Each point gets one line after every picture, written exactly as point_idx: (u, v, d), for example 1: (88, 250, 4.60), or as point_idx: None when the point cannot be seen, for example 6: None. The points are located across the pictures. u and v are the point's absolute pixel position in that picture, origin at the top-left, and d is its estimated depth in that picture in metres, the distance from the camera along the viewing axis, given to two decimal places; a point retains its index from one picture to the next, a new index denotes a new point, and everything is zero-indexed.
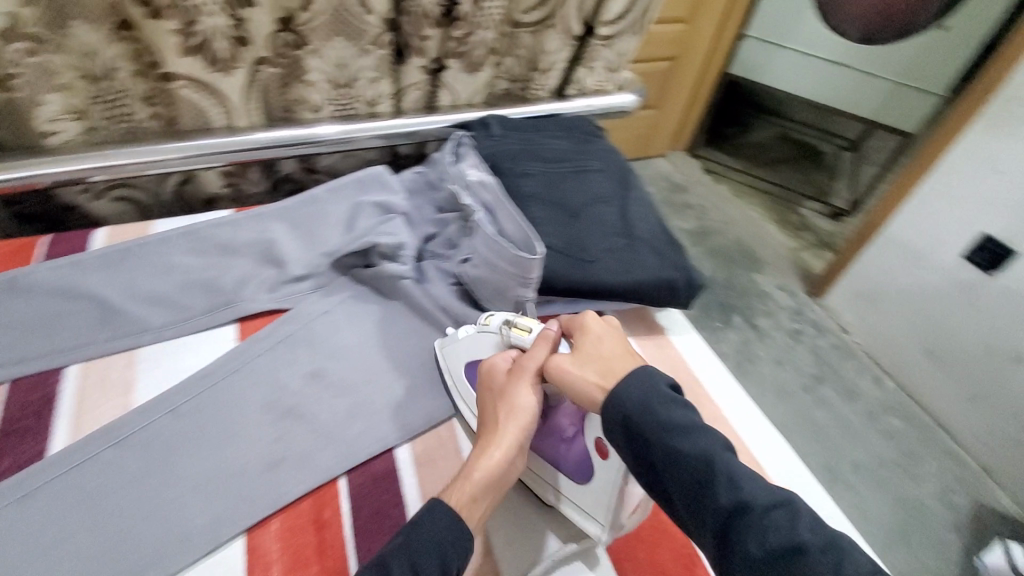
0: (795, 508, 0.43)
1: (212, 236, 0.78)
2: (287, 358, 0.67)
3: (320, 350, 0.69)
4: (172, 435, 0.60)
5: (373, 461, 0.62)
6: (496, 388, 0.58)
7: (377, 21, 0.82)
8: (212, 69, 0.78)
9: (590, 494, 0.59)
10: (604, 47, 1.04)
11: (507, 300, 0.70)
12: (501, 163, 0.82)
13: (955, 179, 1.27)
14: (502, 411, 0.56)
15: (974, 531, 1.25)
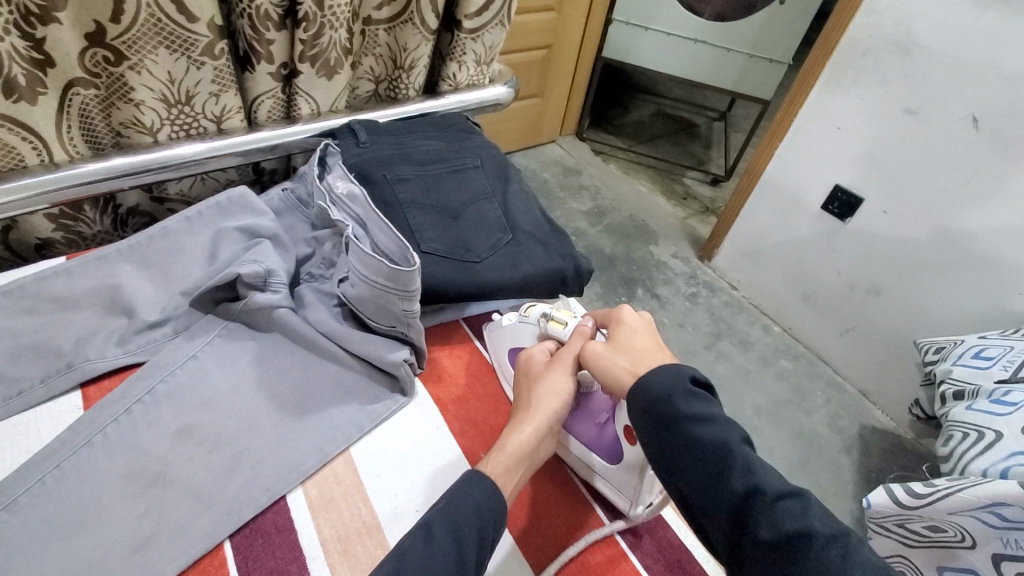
0: (808, 502, 0.46)
1: (40, 290, 0.67)
2: (150, 418, 0.59)
3: (187, 402, 0.61)
4: (9, 534, 0.50)
5: (262, 516, 0.56)
6: (535, 373, 0.64)
7: (206, 28, 0.74)
8: (12, 100, 0.67)
9: (619, 472, 0.65)
10: (472, 40, 1.02)
11: (394, 316, 0.66)
12: (372, 171, 0.78)
13: (805, 138, 1.40)
14: (538, 391, 0.62)
15: (860, 449, 1.39)
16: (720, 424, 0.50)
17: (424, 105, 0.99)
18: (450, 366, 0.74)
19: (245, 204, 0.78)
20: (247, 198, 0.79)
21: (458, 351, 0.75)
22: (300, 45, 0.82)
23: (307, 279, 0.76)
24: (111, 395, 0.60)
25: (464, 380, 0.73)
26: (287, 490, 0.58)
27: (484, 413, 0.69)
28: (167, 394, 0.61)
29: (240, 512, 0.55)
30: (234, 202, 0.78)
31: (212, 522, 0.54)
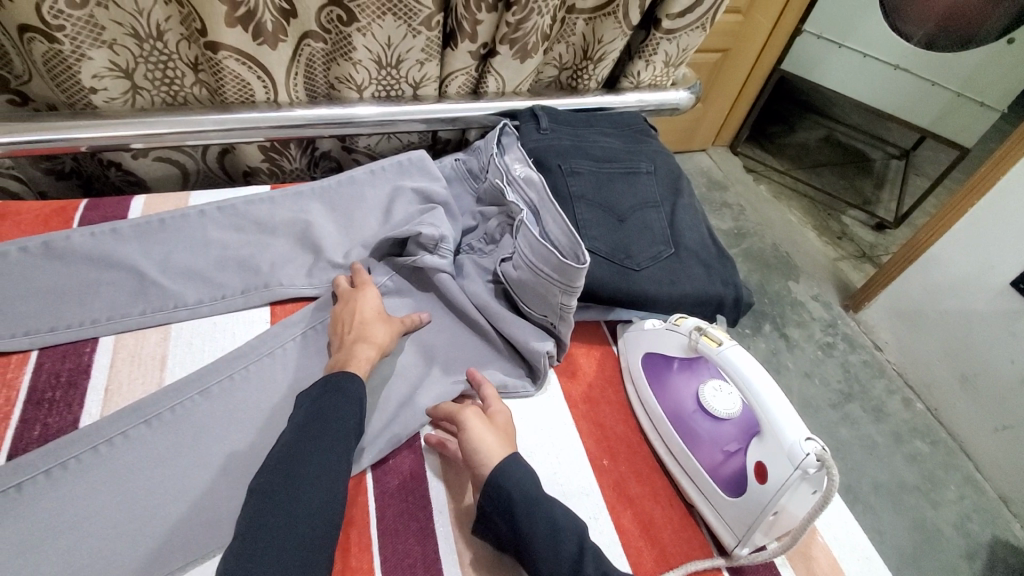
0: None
1: (249, 212, 0.77)
2: (320, 347, 0.68)
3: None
4: (202, 417, 0.60)
5: (400, 459, 0.61)
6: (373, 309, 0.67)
7: (430, 2, 0.78)
8: (259, 44, 0.75)
9: (734, 507, 0.56)
10: (667, 40, 0.98)
11: (546, 304, 0.67)
12: (548, 159, 0.79)
13: (1011, 202, 1.20)
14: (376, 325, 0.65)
15: (991, 562, 1.20)
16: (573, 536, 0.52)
17: (604, 98, 0.98)
18: (584, 364, 0.73)
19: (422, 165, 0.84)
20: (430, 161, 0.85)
21: (595, 351, 0.74)
22: (505, 26, 0.84)
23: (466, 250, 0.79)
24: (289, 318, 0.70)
25: (593, 378, 0.71)
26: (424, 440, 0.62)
27: (609, 413, 0.68)
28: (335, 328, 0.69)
29: (383, 449, 0.60)
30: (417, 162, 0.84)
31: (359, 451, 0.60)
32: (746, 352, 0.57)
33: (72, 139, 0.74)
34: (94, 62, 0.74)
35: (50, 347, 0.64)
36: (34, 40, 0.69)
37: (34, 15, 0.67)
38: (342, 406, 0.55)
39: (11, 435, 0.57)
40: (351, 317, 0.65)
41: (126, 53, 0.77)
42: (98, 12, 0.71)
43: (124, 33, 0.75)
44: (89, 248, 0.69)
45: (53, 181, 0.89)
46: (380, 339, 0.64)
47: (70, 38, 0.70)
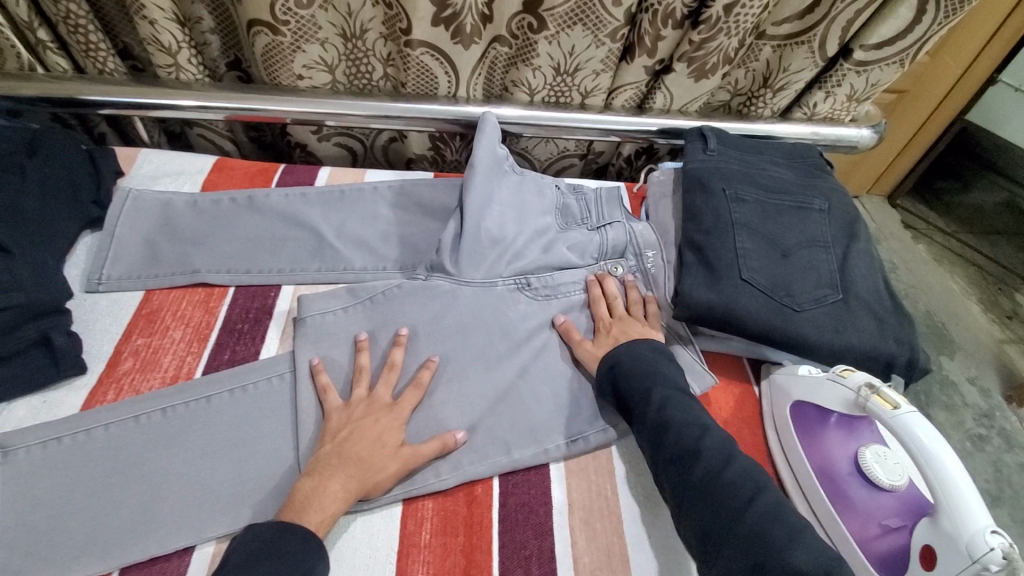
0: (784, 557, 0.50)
1: (415, 194, 0.82)
2: (435, 344, 0.67)
3: (467, 343, 0.67)
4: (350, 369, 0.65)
5: (528, 474, 0.61)
6: (370, 434, 0.57)
7: (619, 14, 0.79)
8: (454, 42, 0.81)
9: None
10: (855, 73, 0.91)
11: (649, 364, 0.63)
12: (712, 182, 0.76)
13: None
14: (363, 452, 0.56)
15: None
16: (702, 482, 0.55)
17: (775, 127, 0.94)
18: (721, 398, 0.69)
19: (491, 133, 0.81)
20: (521, 173, 0.84)
21: (734, 387, 0.70)
22: (688, 44, 0.83)
23: (524, 285, 0.73)
24: (359, 322, 0.67)
25: (730, 416, 0.67)
26: (551, 462, 0.62)
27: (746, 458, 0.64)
28: (452, 336, 0.67)
29: (512, 462, 0.60)
30: (495, 167, 0.81)
31: (487, 459, 0.60)
32: (928, 422, 0.51)
33: (279, 112, 0.84)
34: (308, 55, 0.85)
35: (244, 286, 0.73)
36: (261, 32, 0.80)
37: (268, 11, 0.77)
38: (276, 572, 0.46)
39: (208, 354, 0.66)
40: (342, 437, 0.57)
41: (334, 51, 0.86)
42: (319, 15, 0.80)
43: (335, 33, 0.84)
44: (283, 206, 0.78)
45: (256, 150, 1.04)
46: (356, 474, 0.54)
47: (291, 32, 0.80)
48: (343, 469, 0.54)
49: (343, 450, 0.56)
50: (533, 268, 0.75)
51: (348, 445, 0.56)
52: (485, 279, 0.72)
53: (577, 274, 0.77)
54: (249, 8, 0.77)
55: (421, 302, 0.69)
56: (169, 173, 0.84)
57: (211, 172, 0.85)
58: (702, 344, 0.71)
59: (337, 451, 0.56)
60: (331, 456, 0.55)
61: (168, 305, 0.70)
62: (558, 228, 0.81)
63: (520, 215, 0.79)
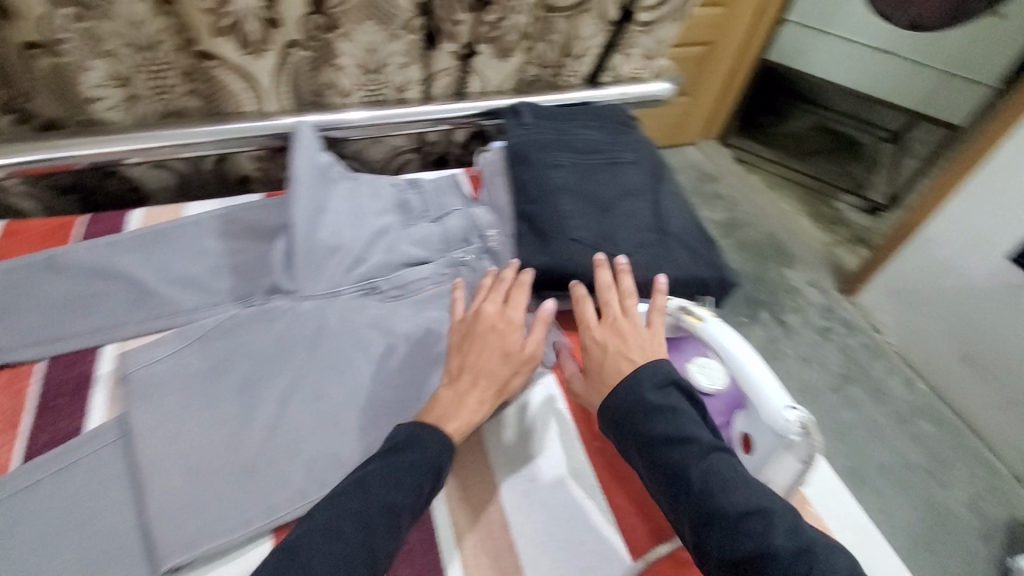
0: (773, 514, 0.49)
1: (243, 219, 0.79)
2: (280, 369, 0.64)
3: (319, 359, 0.65)
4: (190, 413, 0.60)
5: None
6: (490, 332, 0.65)
7: (407, 4, 0.80)
8: (245, 52, 0.79)
9: None
10: (642, 33, 1.00)
11: (657, 416, 0.55)
12: (530, 153, 0.80)
13: (1004, 178, 1.21)
14: (473, 360, 0.63)
15: (995, 536, 1.24)
16: (730, 486, 0.51)
17: (587, 95, 0.99)
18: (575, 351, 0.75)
19: (308, 145, 0.79)
20: (352, 177, 0.83)
21: None
22: (484, 26, 0.86)
23: (370, 290, 0.74)
24: (197, 364, 0.64)
25: None
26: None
27: None
28: (303, 356, 0.66)
29: None
30: (321, 177, 0.79)
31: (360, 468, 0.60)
32: (726, 325, 0.61)
33: (71, 158, 0.77)
34: (95, 72, 0.77)
35: (58, 357, 0.66)
36: (37, 56, 0.73)
37: (39, 30, 0.70)
38: (416, 464, 0.55)
39: (21, 442, 0.59)
40: (477, 352, 0.64)
41: (125, 63, 0.78)
42: (97, 26, 0.73)
43: (122, 44, 0.76)
44: (90, 261, 0.71)
45: (54, 197, 0.90)
46: (491, 388, 0.63)
47: (73, 51, 0.74)
48: (474, 386, 0.62)
49: (464, 359, 0.63)
50: (379, 270, 0.75)
51: (465, 351, 0.64)
52: (327, 290, 0.71)
53: (426, 269, 0.78)
54: (20, 30, 0.70)
55: (264, 330, 0.67)
56: None
57: None
58: (551, 306, 0.77)
59: (464, 365, 0.63)
60: (459, 369, 0.63)
61: None
62: (399, 226, 0.82)
63: (356, 220, 0.78)
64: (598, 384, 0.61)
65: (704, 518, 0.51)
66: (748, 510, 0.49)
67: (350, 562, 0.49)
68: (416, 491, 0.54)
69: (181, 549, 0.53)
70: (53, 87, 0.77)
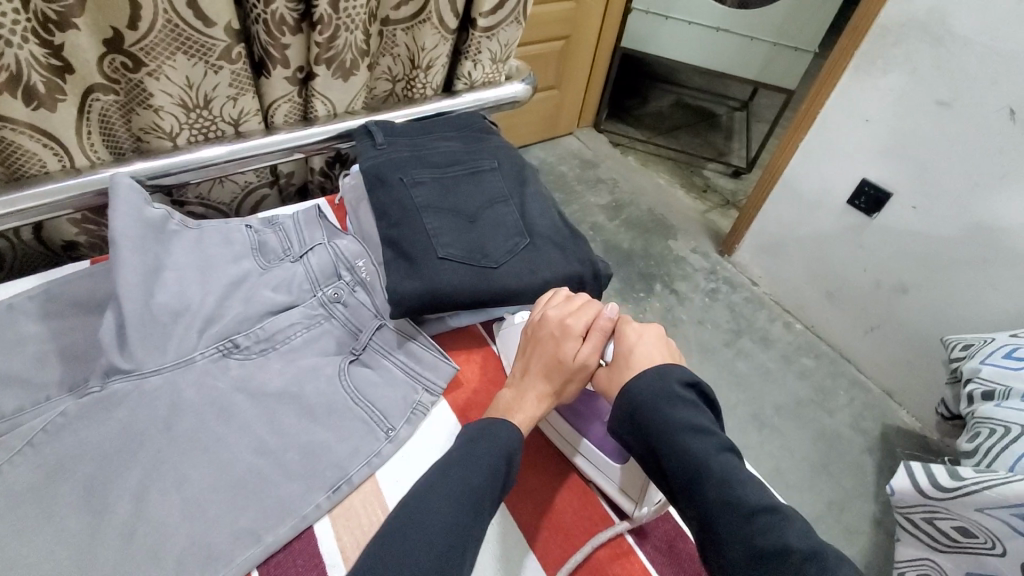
0: (788, 518, 0.49)
1: (65, 294, 0.69)
2: (129, 465, 0.56)
3: (177, 440, 0.58)
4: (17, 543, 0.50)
5: (292, 545, 0.57)
6: (551, 334, 0.64)
7: (223, 33, 0.73)
8: (33, 107, 0.67)
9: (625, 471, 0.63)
10: (486, 38, 0.99)
11: (679, 406, 0.55)
12: (388, 174, 0.77)
13: (832, 133, 1.36)
14: (538, 359, 0.64)
15: (882, 448, 1.38)
16: (751, 484, 0.51)
17: (442, 104, 0.98)
18: (466, 372, 0.74)
19: (131, 198, 0.70)
20: (195, 228, 0.75)
21: (475, 356, 0.76)
22: (316, 47, 0.81)
23: (230, 349, 0.67)
24: (21, 478, 0.54)
25: (477, 385, 0.73)
26: (312, 522, 0.58)
27: None
28: (158, 441, 0.58)
29: (272, 542, 0.55)
30: (156, 235, 0.70)
31: (243, 552, 0.54)
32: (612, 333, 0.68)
33: None
34: None
35: None
36: None
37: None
38: (491, 447, 0.56)
39: None
40: (557, 351, 0.63)
41: None
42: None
43: None
44: None
45: None
46: (554, 384, 0.63)
47: None
48: (534, 381, 0.63)
49: (531, 361, 0.64)
50: (238, 324, 0.69)
51: (538, 352, 0.64)
52: (178, 358, 0.64)
53: (294, 314, 0.72)
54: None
55: (104, 421, 0.58)
56: None
57: None
58: (432, 329, 0.76)
59: (527, 366, 0.64)
60: (521, 372, 0.65)
61: None
62: (258, 271, 0.75)
63: (204, 274, 0.71)
64: (616, 378, 0.60)
65: (718, 510, 0.50)
66: (765, 506, 0.49)
67: (438, 541, 0.48)
68: (494, 471, 0.54)
69: None
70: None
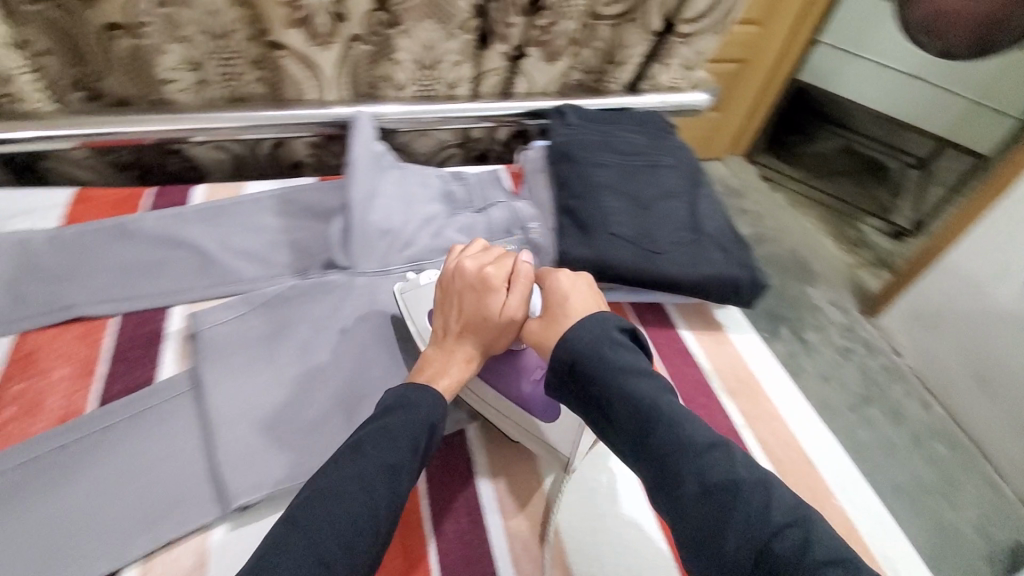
0: (733, 450, 0.47)
1: (300, 199, 0.83)
2: (334, 340, 0.69)
3: (371, 331, 0.70)
4: (250, 376, 0.64)
5: None
6: (471, 287, 0.62)
7: (466, 6, 0.85)
8: (312, 43, 0.84)
9: (556, 429, 0.65)
10: (683, 44, 1.03)
11: (619, 349, 0.52)
12: (576, 151, 0.85)
13: None
14: (466, 311, 0.62)
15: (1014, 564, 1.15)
16: (688, 421, 0.49)
17: (626, 100, 1.03)
18: None
19: (365, 133, 0.84)
20: (402, 167, 0.87)
21: None
22: (535, 30, 0.91)
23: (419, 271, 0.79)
24: (260, 327, 0.69)
25: None
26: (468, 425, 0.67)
27: None
28: (357, 328, 0.70)
29: None
30: (376, 166, 0.84)
31: None
32: None
33: (133, 133, 0.82)
34: (171, 56, 0.83)
35: (131, 314, 0.71)
36: (121, 36, 0.79)
37: (122, 12, 0.77)
38: (406, 425, 0.52)
39: (99, 387, 0.64)
40: (477, 307, 0.61)
41: (200, 48, 0.84)
42: (178, 13, 0.79)
43: (199, 31, 0.82)
44: (157, 230, 0.76)
45: (116, 172, 0.96)
46: (489, 339, 0.62)
47: (154, 34, 0.80)
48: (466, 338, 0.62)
49: (455, 313, 0.63)
50: (426, 254, 0.80)
51: (461, 307, 0.63)
52: (380, 268, 0.77)
53: None
54: (103, 9, 0.76)
55: (319, 300, 0.72)
56: (23, 212, 0.78)
57: (72, 205, 0.80)
58: None
59: (458, 318, 0.63)
60: (450, 324, 0.63)
61: (45, 346, 0.66)
62: (445, 214, 0.86)
63: (407, 206, 0.83)
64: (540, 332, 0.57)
65: (668, 449, 0.46)
66: (712, 441, 0.47)
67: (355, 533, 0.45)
68: (413, 448, 0.52)
69: (248, 491, 0.57)
70: (126, 70, 0.83)
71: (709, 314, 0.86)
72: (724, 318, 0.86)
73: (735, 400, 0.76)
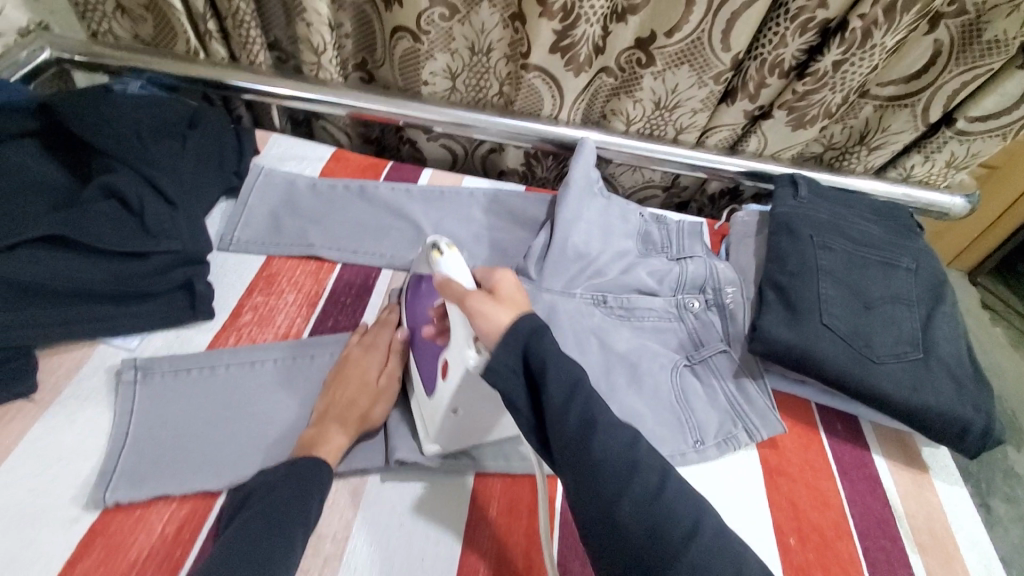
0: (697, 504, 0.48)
1: (509, 204, 0.88)
2: None
3: None
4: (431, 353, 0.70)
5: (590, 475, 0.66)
6: (355, 364, 0.67)
7: (728, 59, 0.83)
8: (567, 68, 0.87)
9: (428, 403, 0.63)
10: (956, 141, 0.90)
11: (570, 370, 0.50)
12: (800, 227, 0.77)
13: None
14: (348, 385, 0.65)
15: None
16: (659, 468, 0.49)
17: (864, 184, 0.94)
18: (786, 438, 0.73)
19: (586, 157, 0.87)
20: (609, 197, 0.87)
21: (799, 428, 0.73)
22: (790, 94, 0.86)
23: (600, 301, 0.78)
24: None
25: (793, 453, 0.71)
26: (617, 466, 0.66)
27: (798, 490, 0.67)
28: None
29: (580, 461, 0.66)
30: (589, 190, 0.85)
31: None
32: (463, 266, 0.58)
33: (396, 113, 0.93)
34: (436, 63, 0.94)
35: (350, 265, 0.80)
36: (402, 38, 0.90)
37: (414, 21, 0.87)
38: (281, 505, 0.52)
39: (315, 318, 0.74)
40: (355, 382, 0.66)
41: (460, 61, 0.94)
42: (455, 28, 0.89)
43: (465, 46, 0.91)
44: (389, 199, 0.86)
45: (361, 145, 1.12)
46: (355, 415, 0.63)
47: (429, 42, 0.90)
48: (334, 419, 0.62)
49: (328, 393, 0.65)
50: (612, 286, 0.80)
51: (336, 384, 0.65)
52: (564, 289, 0.78)
53: (656, 302, 0.79)
54: (399, 16, 0.87)
55: None
56: (294, 157, 0.93)
57: (329, 161, 0.93)
58: (773, 381, 0.76)
59: (325, 401, 0.64)
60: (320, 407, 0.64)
61: (286, 271, 0.78)
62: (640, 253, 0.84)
63: (605, 236, 0.83)
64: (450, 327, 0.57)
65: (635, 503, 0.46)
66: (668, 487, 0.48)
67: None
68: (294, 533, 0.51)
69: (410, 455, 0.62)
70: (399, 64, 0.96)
71: (912, 448, 0.74)
72: (930, 459, 0.74)
73: (925, 557, 0.64)
